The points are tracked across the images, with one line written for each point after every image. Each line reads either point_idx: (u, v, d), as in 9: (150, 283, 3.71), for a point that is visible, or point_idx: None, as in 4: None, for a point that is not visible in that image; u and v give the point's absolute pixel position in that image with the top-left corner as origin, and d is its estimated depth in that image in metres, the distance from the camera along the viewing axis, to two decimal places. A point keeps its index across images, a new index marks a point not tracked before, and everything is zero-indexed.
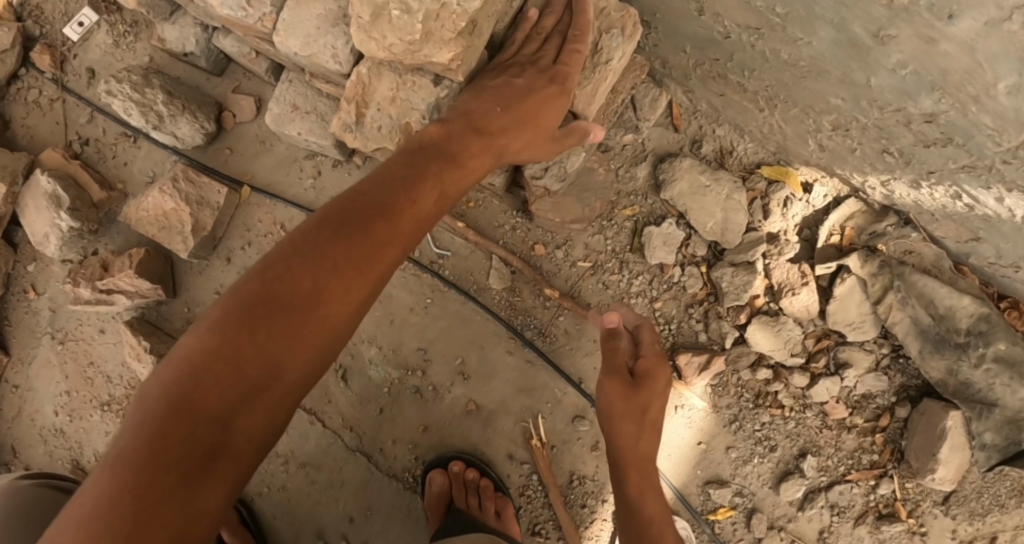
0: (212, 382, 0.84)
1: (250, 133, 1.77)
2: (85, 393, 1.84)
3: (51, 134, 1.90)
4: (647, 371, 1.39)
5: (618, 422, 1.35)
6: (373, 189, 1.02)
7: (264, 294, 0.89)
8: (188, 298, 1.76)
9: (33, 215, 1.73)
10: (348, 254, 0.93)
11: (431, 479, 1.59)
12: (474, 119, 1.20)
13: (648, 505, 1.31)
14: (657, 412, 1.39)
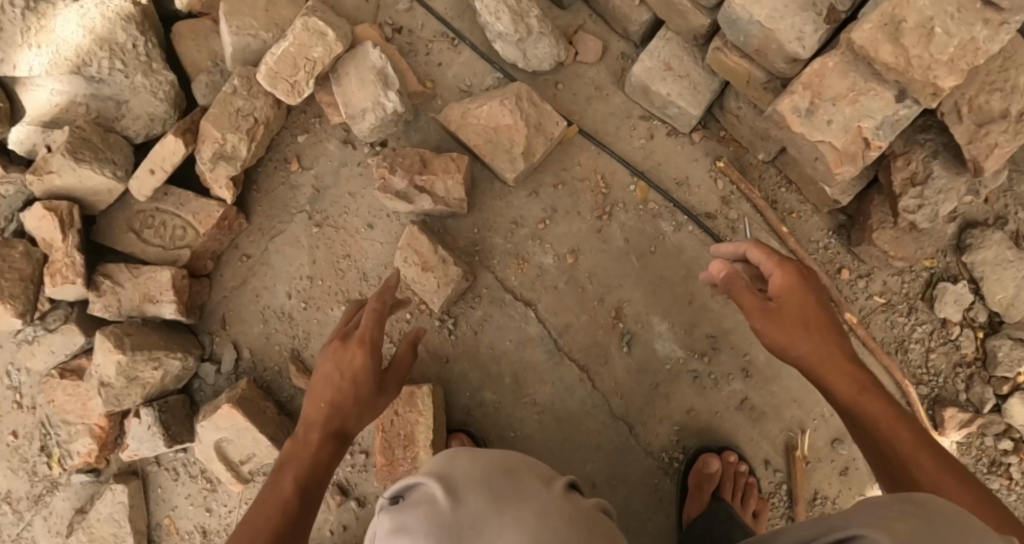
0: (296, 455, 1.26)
1: (587, 75, 1.72)
2: (331, 284, 1.73)
3: (359, 10, 1.79)
4: (781, 288, 1.15)
5: (754, 324, 1.17)
6: (334, 400, 1.29)
7: (296, 495, 1.19)
8: (480, 219, 1.68)
9: (352, 86, 1.60)
10: (319, 424, 1.27)
11: (708, 460, 1.59)
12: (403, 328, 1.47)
13: (879, 411, 1.07)
14: (798, 304, 1.14)
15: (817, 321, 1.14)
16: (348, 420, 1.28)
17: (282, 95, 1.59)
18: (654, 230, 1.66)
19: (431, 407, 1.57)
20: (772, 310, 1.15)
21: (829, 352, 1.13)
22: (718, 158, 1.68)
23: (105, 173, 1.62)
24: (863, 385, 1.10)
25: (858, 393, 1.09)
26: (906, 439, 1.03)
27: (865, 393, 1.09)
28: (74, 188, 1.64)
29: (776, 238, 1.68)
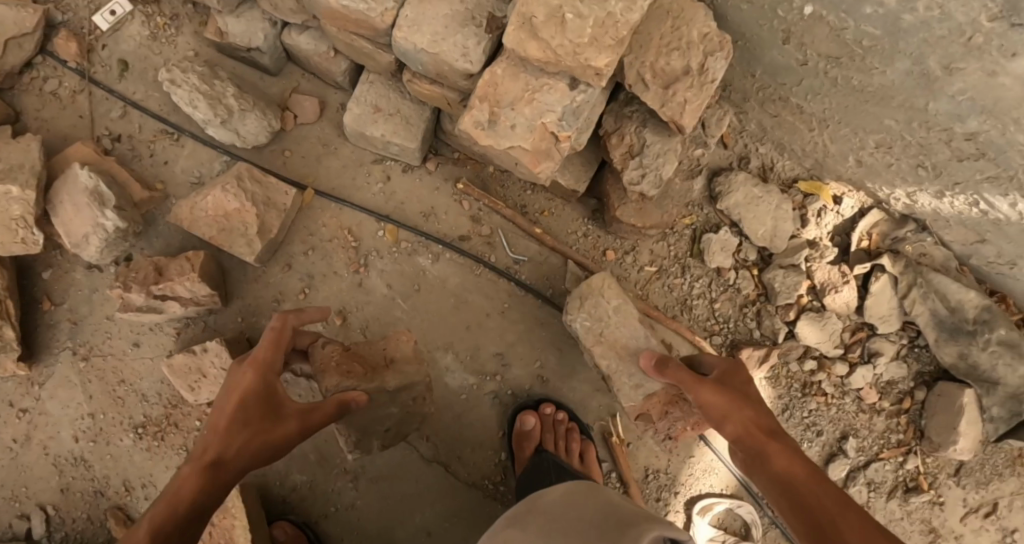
0: (271, 402, 1.21)
1: (311, 134, 1.71)
2: (113, 415, 1.66)
3: (73, 128, 1.71)
4: (733, 436, 1.23)
5: (716, 399, 1.28)
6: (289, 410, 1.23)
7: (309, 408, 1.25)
8: (243, 308, 1.66)
9: (68, 212, 1.55)
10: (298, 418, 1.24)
11: (522, 420, 1.58)
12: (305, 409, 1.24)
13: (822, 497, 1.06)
14: (732, 404, 1.26)
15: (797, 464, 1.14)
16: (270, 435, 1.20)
17: (23, 252, 1.54)
18: (412, 269, 1.67)
19: (243, 508, 1.50)
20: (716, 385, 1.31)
21: (790, 457, 1.16)
22: (459, 180, 1.70)
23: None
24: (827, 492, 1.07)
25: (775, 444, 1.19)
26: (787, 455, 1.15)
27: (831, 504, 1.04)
28: None
29: (535, 241, 1.70)
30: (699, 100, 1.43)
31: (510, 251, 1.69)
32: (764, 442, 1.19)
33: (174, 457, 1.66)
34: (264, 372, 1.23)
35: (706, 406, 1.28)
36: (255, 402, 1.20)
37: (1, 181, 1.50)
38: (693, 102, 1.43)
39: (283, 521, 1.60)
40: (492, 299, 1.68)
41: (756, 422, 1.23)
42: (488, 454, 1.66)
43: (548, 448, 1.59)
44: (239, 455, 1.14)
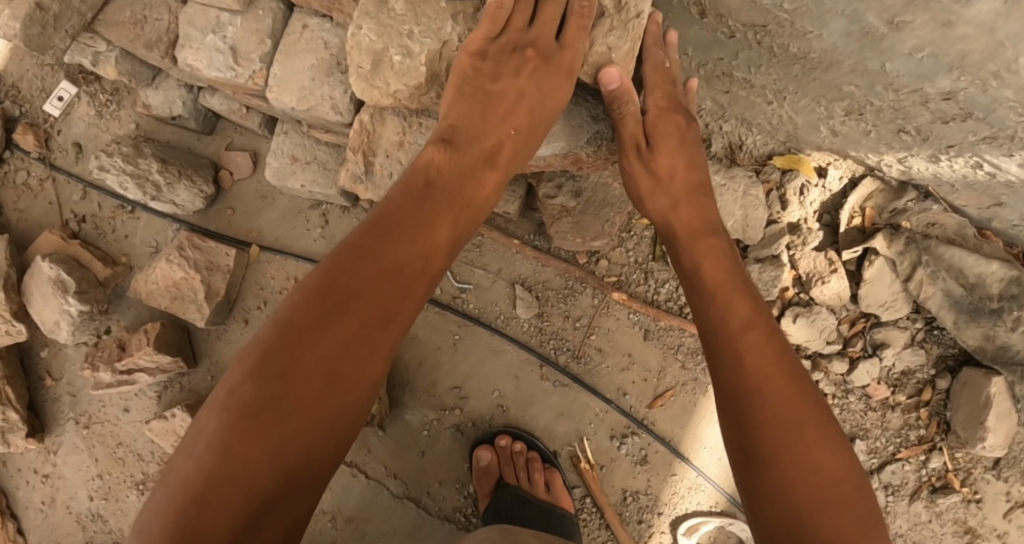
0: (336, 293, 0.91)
1: (249, 189, 1.73)
2: (118, 475, 1.79)
3: (46, 215, 1.86)
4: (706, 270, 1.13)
5: (676, 154, 1.20)
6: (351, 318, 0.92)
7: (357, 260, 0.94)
8: (212, 365, 1.73)
9: (39, 303, 1.69)
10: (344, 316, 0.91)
11: (478, 456, 1.56)
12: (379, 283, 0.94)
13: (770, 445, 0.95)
14: (683, 243, 1.18)
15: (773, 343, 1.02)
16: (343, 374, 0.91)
17: (9, 339, 1.72)
18: None
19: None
20: (676, 220, 1.20)
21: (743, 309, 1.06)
22: None
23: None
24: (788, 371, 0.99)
25: (754, 315, 1.05)
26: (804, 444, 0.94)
27: (796, 379, 0.99)
28: None
29: (480, 266, 1.62)
30: (627, 45, 1.12)
31: (455, 279, 1.62)
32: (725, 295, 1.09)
33: None
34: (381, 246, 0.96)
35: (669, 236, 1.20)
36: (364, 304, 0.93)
37: None
38: (619, 50, 1.12)
39: None
40: (441, 335, 1.62)
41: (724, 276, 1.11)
42: (457, 489, 1.64)
43: (511, 479, 1.57)
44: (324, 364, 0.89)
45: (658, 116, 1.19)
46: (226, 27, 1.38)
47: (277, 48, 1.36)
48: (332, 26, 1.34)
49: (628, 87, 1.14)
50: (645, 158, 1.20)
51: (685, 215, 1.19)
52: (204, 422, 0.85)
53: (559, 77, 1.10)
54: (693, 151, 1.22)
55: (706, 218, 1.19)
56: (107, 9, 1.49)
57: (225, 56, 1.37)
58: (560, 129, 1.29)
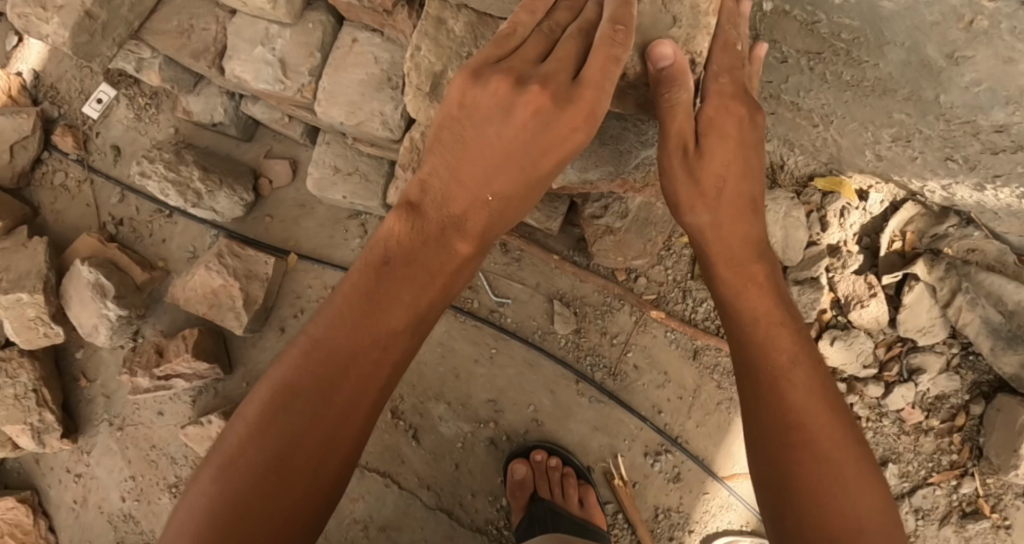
0: (489, 158, 0.93)
1: (289, 198, 1.73)
2: (150, 477, 1.81)
3: (84, 216, 1.88)
4: (713, 118, 1.02)
5: (487, 117, 0.91)
6: (437, 214, 0.96)
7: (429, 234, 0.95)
8: (247, 372, 1.73)
9: (77, 307, 1.69)
10: (428, 225, 0.96)
11: (513, 469, 1.57)
12: (451, 216, 0.95)
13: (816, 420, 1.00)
14: (354, 333, 0.92)
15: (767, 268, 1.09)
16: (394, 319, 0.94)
17: (46, 340, 1.71)
18: None
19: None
20: (477, 122, 0.92)
21: (750, 232, 1.08)
22: None
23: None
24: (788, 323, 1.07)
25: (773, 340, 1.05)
26: (830, 440, 0.99)
27: (838, 421, 1.01)
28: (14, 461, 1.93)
29: (519, 280, 1.64)
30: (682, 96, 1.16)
31: (494, 294, 1.64)
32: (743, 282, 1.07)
33: None
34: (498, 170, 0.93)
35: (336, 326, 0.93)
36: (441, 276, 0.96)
37: (13, 289, 1.65)
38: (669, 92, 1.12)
39: None
40: (480, 349, 1.64)
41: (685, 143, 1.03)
42: (492, 501, 1.65)
43: (544, 493, 1.57)
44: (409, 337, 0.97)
45: (513, 46, 0.93)
46: (275, 39, 1.36)
47: (326, 61, 1.35)
48: (383, 41, 1.32)
49: (683, 66, 1.00)
50: (494, 56, 0.92)
51: (399, 242, 0.95)
52: (329, 345, 0.92)
53: (568, 121, 0.89)
54: (571, 62, 0.90)
55: (724, 82, 1.03)
56: (153, 17, 1.47)
57: (273, 68, 1.35)
58: (607, 154, 1.25)
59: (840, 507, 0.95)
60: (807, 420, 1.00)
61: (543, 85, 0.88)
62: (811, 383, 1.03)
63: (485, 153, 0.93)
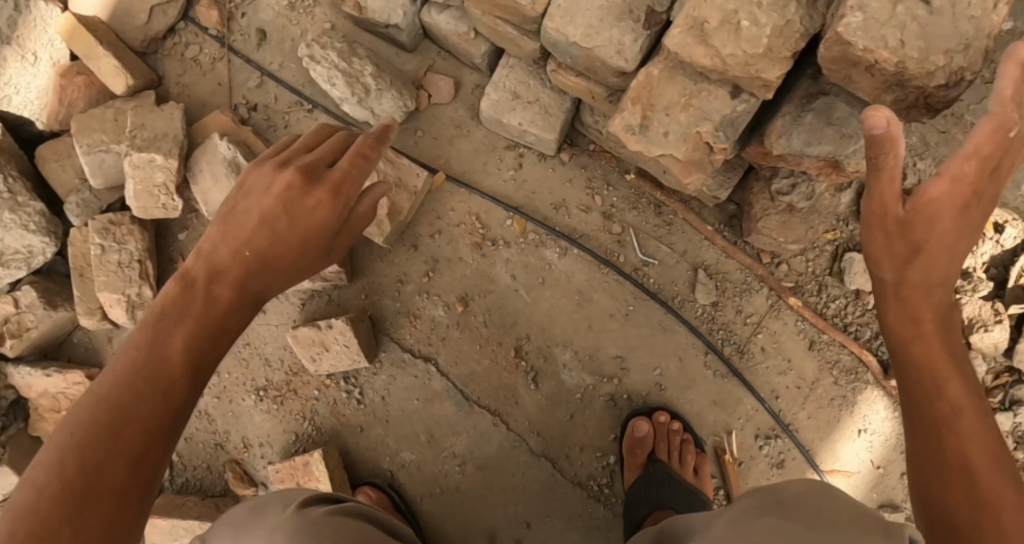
0: (278, 242, 1.07)
1: (445, 116, 1.68)
2: (238, 376, 1.73)
3: (213, 96, 1.79)
4: (933, 200, 0.89)
5: (268, 193, 1.07)
6: (218, 267, 1.02)
7: (268, 257, 1.06)
8: (367, 285, 1.66)
9: (208, 183, 1.60)
10: (245, 256, 1.04)
11: (635, 426, 1.57)
12: (268, 260, 1.05)
13: (976, 432, 0.84)
14: (172, 339, 0.93)
15: (937, 289, 0.91)
16: (257, 276, 1.04)
17: (160, 214, 1.61)
18: (538, 261, 1.63)
19: (326, 470, 1.60)
20: (314, 190, 1.08)
21: (947, 282, 0.92)
22: (593, 173, 1.65)
23: (62, 308, 1.76)
24: (962, 355, 0.90)
25: (949, 371, 0.88)
26: (968, 460, 0.82)
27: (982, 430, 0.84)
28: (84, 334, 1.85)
29: (666, 244, 1.64)
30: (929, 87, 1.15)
31: (641, 253, 1.64)
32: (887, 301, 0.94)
33: (292, 421, 1.70)
34: (279, 206, 1.07)
35: (215, 274, 1.01)
36: (235, 297, 1.01)
37: (148, 149, 1.55)
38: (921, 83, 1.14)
39: (370, 488, 1.64)
40: (618, 302, 1.63)
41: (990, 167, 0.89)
42: (599, 456, 1.63)
43: (662, 456, 1.58)
44: (221, 322, 0.99)
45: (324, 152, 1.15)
46: None
47: None
48: None
49: (898, 133, 0.83)
50: (328, 159, 1.14)
51: (251, 231, 1.05)
52: (187, 301, 0.97)
53: (314, 200, 1.08)
54: (361, 162, 1.13)
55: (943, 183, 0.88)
56: None
57: None
58: (831, 132, 1.26)
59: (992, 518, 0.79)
60: (960, 444, 0.83)
61: (328, 184, 1.09)
62: (970, 403, 0.86)
63: (284, 234, 1.07)
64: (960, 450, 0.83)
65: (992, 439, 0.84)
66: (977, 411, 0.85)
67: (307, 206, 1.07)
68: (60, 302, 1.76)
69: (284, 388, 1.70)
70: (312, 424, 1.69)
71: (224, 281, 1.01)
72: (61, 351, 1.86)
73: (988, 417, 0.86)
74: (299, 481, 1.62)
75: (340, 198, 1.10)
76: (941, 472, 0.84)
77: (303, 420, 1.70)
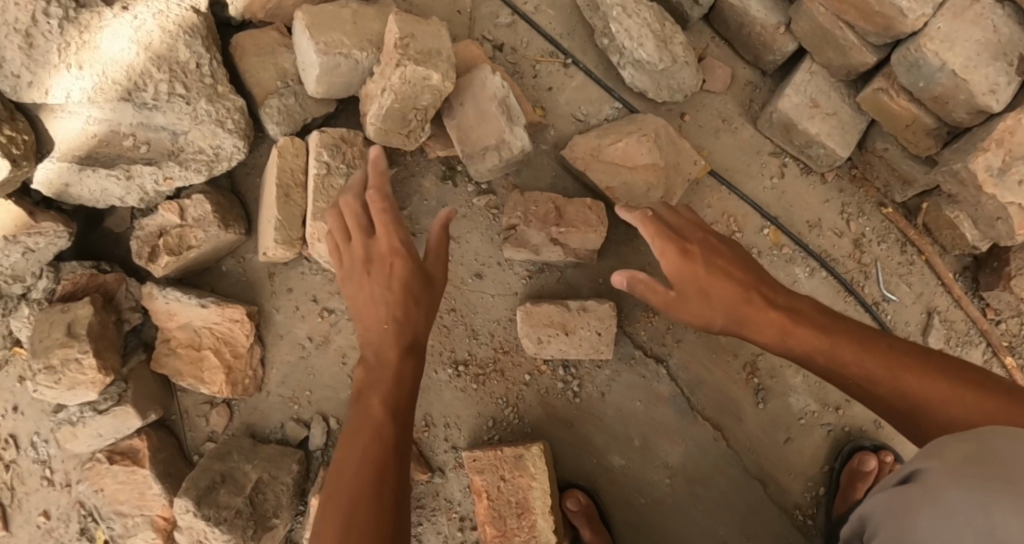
0: (404, 294, 1.19)
1: (713, 105, 1.57)
2: (434, 343, 1.52)
3: (451, 22, 1.57)
4: (699, 281, 1.18)
5: (371, 255, 1.22)
6: (394, 331, 1.18)
7: (410, 296, 1.20)
8: (606, 269, 1.51)
9: (473, 122, 1.40)
10: (416, 292, 1.20)
11: (863, 460, 1.50)
12: (405, 338, 1.18)
13: (915, 382, 1.01)
14: (371, 420, 1.10)
15: (810, 319, 1.16)
16: (418, 324, 1.20)
17: (398, 144, 1.42)
18: (787, 277, 1.56)
19: (544, 471, 1.42)
20: (374, 242, 1.22)
21: (773, 300, 1.19)
22: (852, 197, 1.59)
23: (233, 229, 1.46)
24: (887, 340, 1.10)
25: (898, 375, 1.04)
26: (922, 389, 1.00)
27: (916, 374, 1.02)
28: (238, 264, 1.56)
29: (907, 283, 1.61)
30: None
31: (884, 287, 1.59)
32: (788, 339, 1.16)
33: (490, 404, 1.51)
34: (375, 274, 1.21)
35: (380, 348, 1.18)
36: (402, 353, 1.17)
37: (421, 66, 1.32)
38: None
39: (578, 491, 1.50)
40: None
41: (678, 249, 1.19)
42: (809, 486, 1.57)
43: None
44: (397, 396, 1.14)
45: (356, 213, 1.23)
46: None
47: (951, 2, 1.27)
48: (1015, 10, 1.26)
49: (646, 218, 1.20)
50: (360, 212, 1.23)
51: (371, 285, 1.20)
52: (363, 415, 1.12)
53: (404, 256, 1.21)
54: (398, 220, 1.22)
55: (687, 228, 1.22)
56: None
57: None
58: None
59: (980, 408, 0.94)
60: (911, 392, 1.02)
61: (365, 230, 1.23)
62: (877, 361, 1.07)
63: (397, 283, 1.19)
64: (914, 389, 1.01)
65: (966, 369, 1.00)
66: (942, 375, 1.00)
67: (379, 250, 1.22)
68: (231, 221, 1.47)
69: (489, 366, 1.51)
70: (514, 411, 1.51)
71: (387, 347, 1.17)
72: (204, 278, 1.55)
73: (962, 369, 1.01)
74: (504, 472, 1.43)
75: (399, 266, 1.20)
76: (935, 401, 0.99)
77: (504, 405, 1.51)
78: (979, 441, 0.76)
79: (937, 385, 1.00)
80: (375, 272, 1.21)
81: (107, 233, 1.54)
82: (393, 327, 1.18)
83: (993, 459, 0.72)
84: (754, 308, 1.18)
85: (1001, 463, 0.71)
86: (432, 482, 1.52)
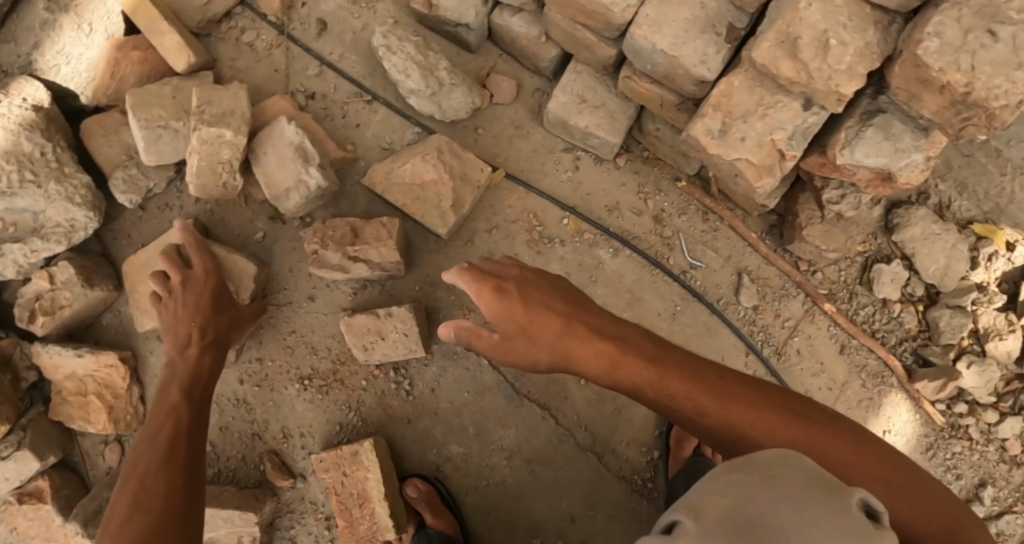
0: (216, 316, 1.55)
1: (505, 114, 1.73)
2: (281, 364, 1.70)
3: (268, 81, 1.79)
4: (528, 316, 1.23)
5: (183, 296, 1.54)
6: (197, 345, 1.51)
7: (217, 314, 1.55)
8: (421, 277, 1.68)
9: (274, 166, 1.60)
10: (221, 314, 1.56)
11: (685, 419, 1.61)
12: (195, 336, 1.51)
13: (740, 414, 1.06)
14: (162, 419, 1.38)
15: (640, 350, 1.18)
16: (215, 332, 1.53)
17: (218, 194, 1.60)
18: (592, 260, 1.68)
19: (377, 463, 1.57)
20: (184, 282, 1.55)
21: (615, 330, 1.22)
22: (646, 177, 1.71)
23: (98, 287, 1.70)
24: (715, 370, 1.14)
25: (730, 410, 1.07)
26: (751, 422, 1.06)
27: (745, 406, 1.07)
28: (116, 317, 1.79)
29: (713, 249, 1.71)
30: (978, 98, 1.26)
31: (689, 256, 1.70)
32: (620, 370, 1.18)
33: (336, 412, 1.68)
34: (190, 307, 1.53)
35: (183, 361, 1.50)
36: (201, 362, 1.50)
37: (216, 124, 1.55)
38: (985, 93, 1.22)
39: (419, 479, 1.64)
40: (666, 304, 1.70)
41: (491, 287, 1.24)
42: (643, 451, 1.67)
43: (707, 453, 1.60)
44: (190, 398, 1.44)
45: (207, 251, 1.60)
46: None
47: None
48: None
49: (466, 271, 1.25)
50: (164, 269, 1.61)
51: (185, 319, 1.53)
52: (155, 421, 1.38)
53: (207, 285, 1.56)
54: (209, 259, 1.59)
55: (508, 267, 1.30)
56: None
57: None
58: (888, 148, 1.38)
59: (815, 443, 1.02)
60: (743, 426, 1.06)
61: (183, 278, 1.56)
62: (708, 394, 1.10)
63: (206, 309, 1.54)
64: (745, 423, 1.06)
65: (794, 400, 1.09)
66: (769, 408, 1.06)
67: (191, 288, 1.55)
68: (95, 281, 1.70)
69: (330, 377, 1.69)
70: (357, 415, 1.68)
71: (189, 356, 1.50)
72: (89, 333, 1.79)
73: (785, 400, 1.09)
74: (344, 469, 1.58)
75: (218, 298, 1.57)
76: (771, 435, 1.04)
77: (348, 410, 1.68)
78: (749, 494, 0.72)
79: (771, 418, 1.06)
80: (184, 306, 1.53)
81: (6, 306, 1.80)
82: (198, 343, 1.51)
83: (753, 527, 0.69)
84: (586, 339, 1.20)
85: (758, 525, 0.68)
86: (296, 487, 1.70)
